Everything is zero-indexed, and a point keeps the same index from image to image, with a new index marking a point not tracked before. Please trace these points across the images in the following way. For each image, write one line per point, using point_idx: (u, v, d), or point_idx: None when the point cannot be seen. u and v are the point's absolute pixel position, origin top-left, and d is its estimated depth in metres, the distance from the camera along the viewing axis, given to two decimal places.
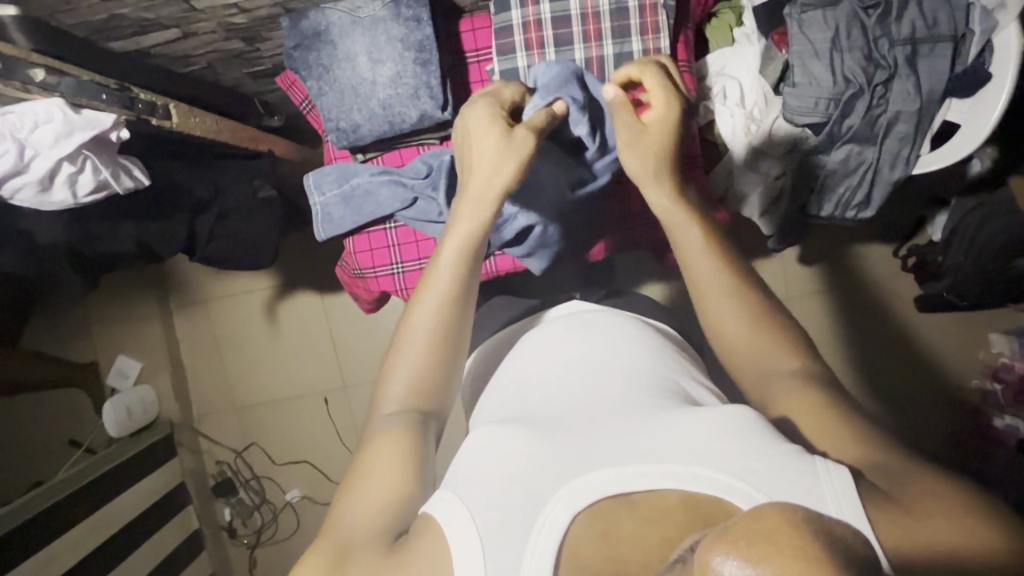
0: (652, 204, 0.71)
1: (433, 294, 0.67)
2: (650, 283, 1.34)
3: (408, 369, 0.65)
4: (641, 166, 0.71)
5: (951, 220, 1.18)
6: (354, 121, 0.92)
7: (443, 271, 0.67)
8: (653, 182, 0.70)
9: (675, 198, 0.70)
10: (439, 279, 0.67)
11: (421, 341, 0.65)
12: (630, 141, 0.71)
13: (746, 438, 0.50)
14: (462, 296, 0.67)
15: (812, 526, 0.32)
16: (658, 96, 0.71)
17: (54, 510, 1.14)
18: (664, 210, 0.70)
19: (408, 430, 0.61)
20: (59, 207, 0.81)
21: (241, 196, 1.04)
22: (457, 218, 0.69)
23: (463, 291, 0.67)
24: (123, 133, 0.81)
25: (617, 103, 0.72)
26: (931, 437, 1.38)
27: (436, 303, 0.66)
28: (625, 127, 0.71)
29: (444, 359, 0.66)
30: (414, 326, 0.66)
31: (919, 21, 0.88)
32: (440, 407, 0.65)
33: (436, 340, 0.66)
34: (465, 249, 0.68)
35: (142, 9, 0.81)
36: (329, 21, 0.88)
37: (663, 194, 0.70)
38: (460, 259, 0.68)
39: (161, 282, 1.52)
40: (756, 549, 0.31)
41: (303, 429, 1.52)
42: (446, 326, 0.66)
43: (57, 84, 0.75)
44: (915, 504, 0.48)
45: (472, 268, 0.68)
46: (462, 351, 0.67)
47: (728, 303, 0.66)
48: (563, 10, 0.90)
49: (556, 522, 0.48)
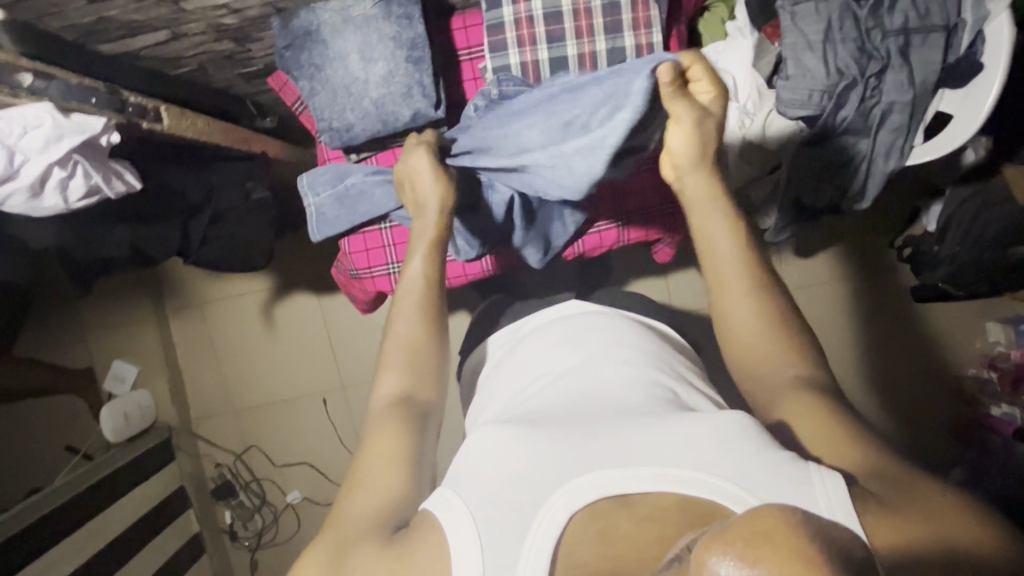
0: (690, 193, 0.71)
1: (410, 298, 0.70)
2: (648, 278, 1.34)
3: (395, 364, 0.66)
4: (687, 150, 0.68)
5: (947, 211, 1.19)
6: (347, 120, 0.91)
7: (415, 279, 0.71)
8: (700, 171, 0.70)
9: (714, 187, 0.70)
10: (411, 279, 0.72)
11: (405, 337, 0.68)
12: (687, 133, 0.67)
13: (740, 442, 0.51)
14: (437, 297, 0.71)
15: (812, 528, 0.32)
16: (714, 89, 0.66)
17: (53, 518, 1.14)
18: (697, 201, 0.70)
19: (398, 416, 0.62)
20: (49, 212, 0.80)
21: (233, 199, 1.03)
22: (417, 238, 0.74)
23: (437, 290, 0.72)
24: (112, 138, 0.79)
25: (677, 92, 0.65)
26: (928, 429, 1.39)
27: (413, 302, 0.70)
28: (686, 119, 0.66)
29: (427, 355, 0.67)
30: (397, 327, 0.69)
31: (911, 12, 0.88)
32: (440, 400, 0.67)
33: (418, 335, 0.68)
34: (433, 251, 0.73)
35: (130, 11, 0.80)
36: (320, 21, 0.87)
37: (704, 183, 0.70)
38: (429, 262, 0.72)
39: (156, 286, 1.51)
40: (752, 551, 0.32)
41: (301, 432, 1.51)
42: (428, 323, 0.69)
43: (46, 89, 0.74)
44: (903, 506, 0.48)
45: (442, 268, 0.73)
46: (446, 345, 0.70)
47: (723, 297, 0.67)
48: (555, 6, 0.89)
49: (553, 521, 0.48)
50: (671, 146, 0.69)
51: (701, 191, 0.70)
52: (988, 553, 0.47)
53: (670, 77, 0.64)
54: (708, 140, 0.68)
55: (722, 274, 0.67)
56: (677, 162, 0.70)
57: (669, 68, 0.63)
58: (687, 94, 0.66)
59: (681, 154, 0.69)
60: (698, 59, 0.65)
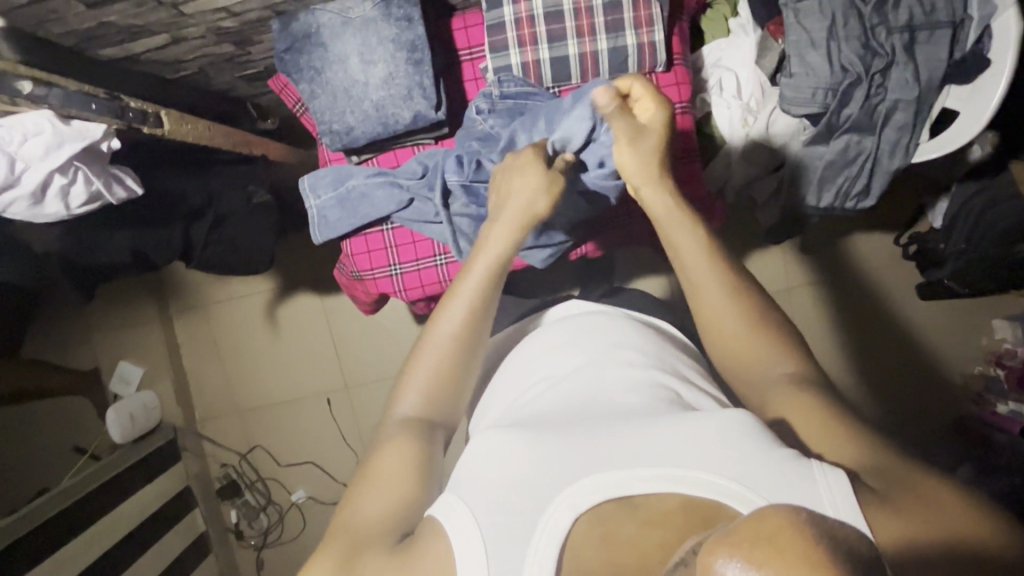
0: (653, 209, 0.71)
1: (463, 304, 0.67)
2: (651, 278, 1.33)
3: (427, 367, 0.65)
4: (638, 164, 0.70)
5: (953, 206, 1.17)
6: (348, 123, 0.91)
7: (472, 284, 0.68)
8: (656, 184, 0.70)
9: (676, 199, 0.70)
10: (467, 292, 0.67)
11: (440, 355, 0.65)
12: (631, 148, 0.69)
13: (745, 442, 0.50)
14: (487, 317, 0.68)
15: (817, 532, 0.32)
16: (650, 103, 0.71)
17: (61, 517, 1.14)
18: (665, 213, 0.70)
19: (413, 434, 0.61)
20: (49, 219, 0.80)
21: (234, 202, 1.03)
22: (487, 242, 0.70)
23: (488, 309, 0.68)
24: (113, 143, 0.80)
25: (615, 111, 0.71)
26: (935, 427, 1.38)
27: (462, 320, 0.66)
28: (626, 136, 0.70)
29: (453, 382, 0.66)
30: (431, 338, 0.66)
31: (916, 9, 0.87)
32: (448, 419, 0.65)
33: (449, 362, 0.65)
34: (498, 269, 0.69)
35: (130, 16, 0.80)
36: (321, 23, 0.87)
37: (664, 196, 0.70)
38: (490, 282, 0.68)
39: (161, 288, 1.52)
40: (759, 552, 0.32)
41: (306, 431, 1.52)
42: (468, 344, 0.66)
43: (46, 96, 0.74)
44: (909, 507, 0.47)
45: (498, 287, 0.69)
46: (476, 364, 0.67)
47: (710, 308, 0.66)
48: (555, 5, 0.88)
49: (558, 523, 0.48)
50: (621, 164, 0.70)
51: (658, 203, 0.70)
52: (997, 555, 0.46)
53: (607, 97, 0.71)
54: (654, 152, 0.70)
55: (692, 278, 0.67)
56: (631, 180, 0.71)
57: (604, 91, 0.71)
58: (625, 113, 0.71)
59: (633, 172, 0.70)
60: (637, 78, 0.72)
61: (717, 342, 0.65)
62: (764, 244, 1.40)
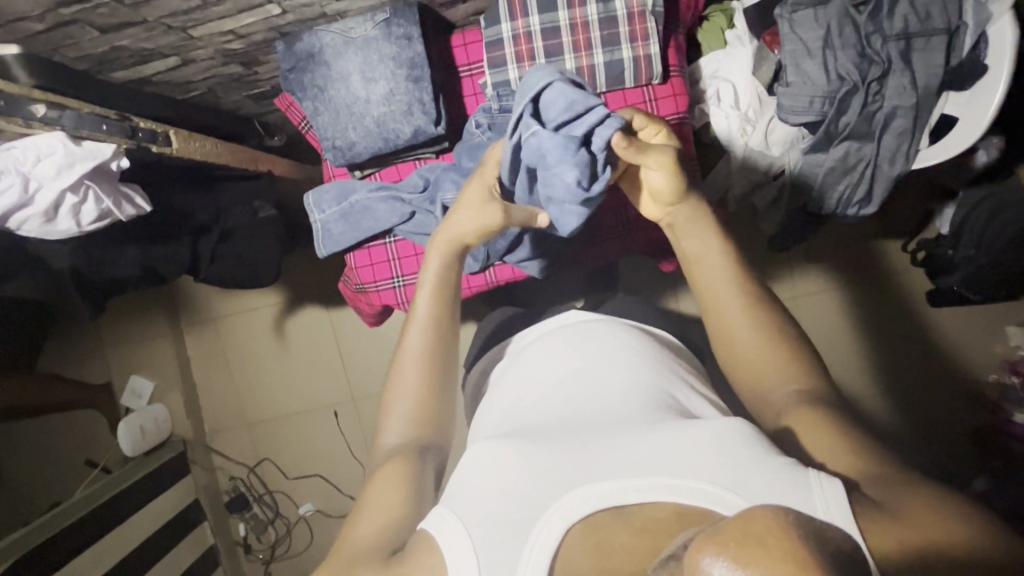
0: (680, 219, 0.71)
1: (425, 319, 0.69)
2: (654, 287, 1.34)
3: (411, 386, 0.67)
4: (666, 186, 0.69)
5: (959, 213, 1.17)
6: (350, 139, 0.93)
7: (427, 299, 0.70)
8: (684, 201, 0.71)
9: (700, 212, 0.71)
10: (423, 310, 0.70)
11: (417, 370, 0.67)
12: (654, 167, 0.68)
13: (736, 450, 0.51)
14: (445, 328, 0.70)
15: (804, 533, 0.32)
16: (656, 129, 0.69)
17: (69, 531, 1.16)
18: (687, 223, 0.71)
19: (404, 457, 0.62)
20: (62, 235, 0.83)
21: (241, 217, 1.06)
22: (431, 255, 0.73)
23: (447, 320, 0.70)
24: (123, 162, 0.83)
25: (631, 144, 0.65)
26: (947, 437, 1.36)
27: (423, 335, 0.69)
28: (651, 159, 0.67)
29: (436, 394, 0.67)
30: (409, 355, 0.68)
31: (911, 16, 0.87)
32: (439, 438, 0.66)
33: (429, 376, 0.67)
34: (448, 283, 0.72)
35: (141, 40, 0.84)
36: (323, 43, 0.89)
37: (690, 210, 0.71)
38: (440, 296, 0.71)
39: (172, 301, 1.55)
40: (746, 552, 0.32)
41: (314, 444, 1.53)
42: (436, 356, 0.68)
43: (59, 118, 0.78)
44: (910, 515, 0.47)
45: (451, 303, 0.71)
46: (453, 375, 0.70)
47: (719, 328, 0.66)
48: (553, 21, 0.90)
49: (550, 533, 0.48)
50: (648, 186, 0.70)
51: (684, 214, 0.71)
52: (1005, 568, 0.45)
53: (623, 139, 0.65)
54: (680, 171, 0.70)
55: (700, 285, 0.69)
56: (657, 194, 0.70)
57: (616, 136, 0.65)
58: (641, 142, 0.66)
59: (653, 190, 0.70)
60: (665, 130, 0.69)
61: (721, 343, 0.66)
62: (767, 252, 1.40)
